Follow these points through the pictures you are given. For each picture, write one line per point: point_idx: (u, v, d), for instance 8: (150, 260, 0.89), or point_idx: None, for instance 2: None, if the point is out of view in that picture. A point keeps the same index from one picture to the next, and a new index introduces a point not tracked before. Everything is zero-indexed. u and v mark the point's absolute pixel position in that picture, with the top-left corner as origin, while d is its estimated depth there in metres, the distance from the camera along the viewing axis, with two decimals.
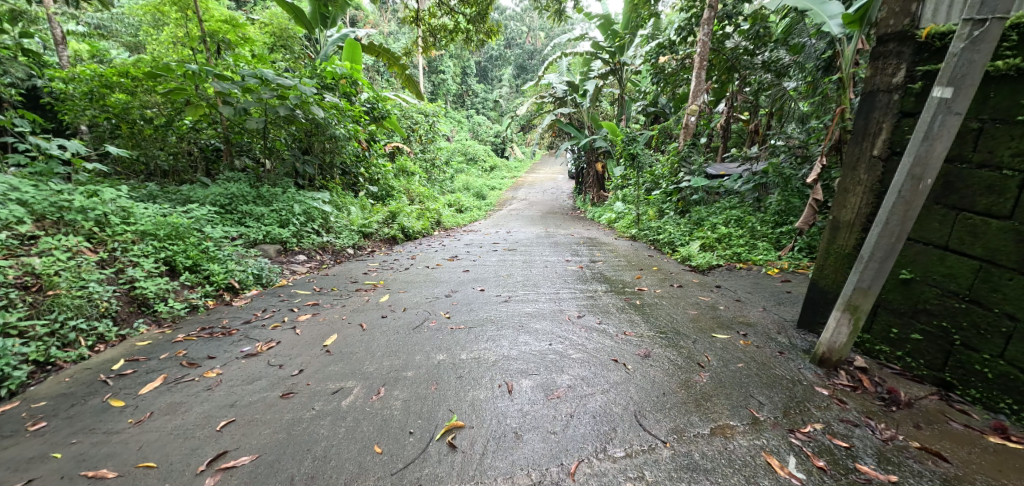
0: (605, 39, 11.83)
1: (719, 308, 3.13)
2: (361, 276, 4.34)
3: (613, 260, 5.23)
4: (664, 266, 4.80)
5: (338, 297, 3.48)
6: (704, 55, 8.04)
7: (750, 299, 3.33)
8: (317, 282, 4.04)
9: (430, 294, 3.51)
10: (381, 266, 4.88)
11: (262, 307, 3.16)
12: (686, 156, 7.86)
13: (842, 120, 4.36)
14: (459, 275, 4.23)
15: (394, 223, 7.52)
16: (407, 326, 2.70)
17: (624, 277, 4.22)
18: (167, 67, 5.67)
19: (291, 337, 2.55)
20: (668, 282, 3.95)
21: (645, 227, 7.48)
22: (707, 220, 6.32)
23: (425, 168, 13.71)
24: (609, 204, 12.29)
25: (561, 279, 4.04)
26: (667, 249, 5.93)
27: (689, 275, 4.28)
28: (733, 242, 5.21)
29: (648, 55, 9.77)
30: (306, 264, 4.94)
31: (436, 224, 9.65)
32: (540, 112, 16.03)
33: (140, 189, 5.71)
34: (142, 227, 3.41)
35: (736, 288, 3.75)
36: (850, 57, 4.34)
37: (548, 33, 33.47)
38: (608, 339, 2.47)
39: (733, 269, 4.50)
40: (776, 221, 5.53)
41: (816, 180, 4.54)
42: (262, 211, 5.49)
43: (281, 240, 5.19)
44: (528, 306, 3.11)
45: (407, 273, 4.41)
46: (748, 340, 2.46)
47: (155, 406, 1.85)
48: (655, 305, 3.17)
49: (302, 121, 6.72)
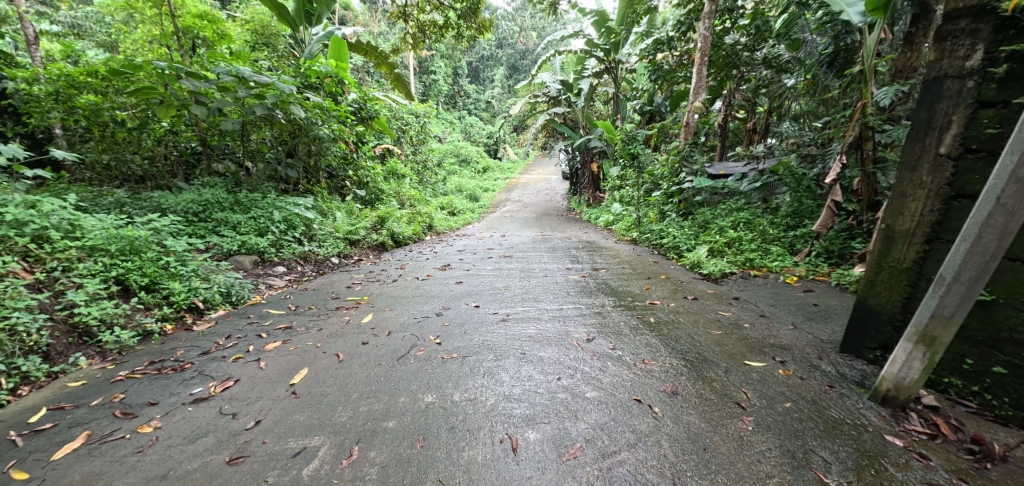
0: (599, 37, 11.60)
1: (745, 326, 2.79)
2: (345, 290, 3.95)
3: (617, 267, 4.88)
4: (672, 274, 4.46)
5: (315, 317, 3.09)
6: (705, 52, 7.72)
7: (776, 315, 2.99)
8: (295, 299, 3.65)
9: (420, 312, 3.14)
10: (367, 278, 4.47)
11: (227, 332, 2.78)
12: (687, 156, 7.52)
13: (863, 116, 4.07)
14: (451, 288, 3.85)
15: (382, 229, 7.13)
16: (391, 356, 2.33)
17: (632, 287, 3.86)
18: (133, 64, 5.25)
19: (254, 373, 2.17)
20: (682, 294, 3.59)
21: (646, 230, 7.15)
22: (713, 223, 5.98)
23: (416, 170, 13.31)
24: (606, 205, 11.97)
25: (563, 292, 3.68)
26: (673, 254, 5.59)
27: (703, 285, 3.92)
28: (744, 247, 4.87)
29: (645, 52, 9.43)
30: (285, 277, 4.55)
31: (428, 228, 9.26)
32: (533, 112, 15.68)
33: (108, 197, 5.29)
34: (91, 242, 3.03)
35: (756, 299, 3.41)
36: (871, 48, 4.07)
37: (540, 33, 33.12)
38: (627, 371, 2.12)
39: (747, 277, 4.16)
40: (789, 224, 5.21)
41: (834, 180, 4.29)
42: (239, 219, 5.10)
43: (258, 250, 4.79)
44: (530, 327, 2.76)
45: (395, 286, 4.02)
46: (789, 369, 2.12)
47: (67, 479, 1.50)
48: (672, 323, 2.82)
49: (283, 122, 6.30)
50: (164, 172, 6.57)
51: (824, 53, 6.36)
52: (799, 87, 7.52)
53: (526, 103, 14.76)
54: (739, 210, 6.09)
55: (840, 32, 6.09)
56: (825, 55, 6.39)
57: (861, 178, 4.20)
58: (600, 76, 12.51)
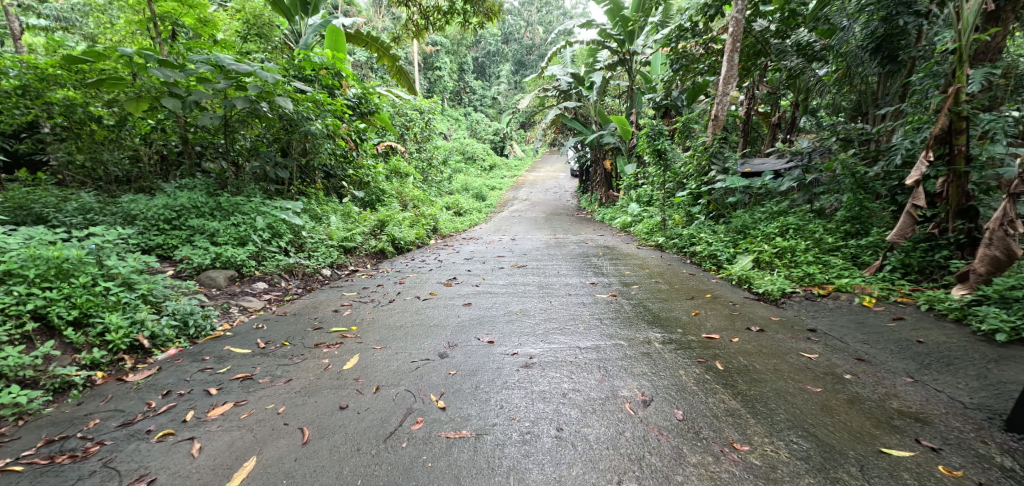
0: (613, 27, 10.87)
1: (848, 378, 2.12)
2: (330, 314, 3.28)
3: (650, 281, 4.18)
4: (717, 291, 3.77)
5: (286, 358, 2.45)
6: (736, 36, 6.91)
7: (879, 359, 2.33)
8: (269, 329, 3.00)
9: (419, 351, 2.48)
10: (359, 297, 3.81)
11: (168, 386, 2.17)
12: (715, 151, 6.77)
13: (955, 104, 3.38)
14: (457, 314, 3.17)
15: (382, 234, 6.46)
16: (377, 434, 1.71)
17: (675, 313, 3.17)
18: (96, 52, 4.64)
19: (181, 467, 1.58)
20: (743, 322, 2.91)
21: (672, 234, 6.47)
22: (755, 229, 5.25)
23: (420, 169, 12.66)
24: (620, 204, 11.27)
25: (594, 320, 3.00)
26: (710, 264, 4.89)
27: (763, 308, 3.23)
28: (799, 257, 4.16)
29: (667, 39, 8.67)
30: (267, 295, 3.94)
31: (432, 231, 8.61)
32: (542, 107, 14.95)
33: (74, 202, 4.71)
34: (5, 266, 2.45)
35: (840, 332, 2.73)
36: (971, 20, 3.35)
37: (547, 27, 32.26)
38: (712, 468, 1.49)
39: (813, 297, 3.45)
40: (848, 231, 4.51)
41: (917, 180, 3.56)
42: (217, 227, 4.51)
43: (236, 264, 4.16)
44: (562, 379, 2.10)
45: (389, 310, 3.35)
46: (952, 466, 1.51)
47: None
48: (749, 373, 2.16)
49: (269, 117, 5.67)
50: (147, 172, 5.99)
51: (875, 35, 5.61)
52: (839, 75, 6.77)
53: (534, 97, 14.01)
54: (781, 213, 5.35)
55: (891, 12, 5.33)
56: (876, 37, 5.63)
57: (946, 178, 3.53)
58: (613, 68, 11.81)
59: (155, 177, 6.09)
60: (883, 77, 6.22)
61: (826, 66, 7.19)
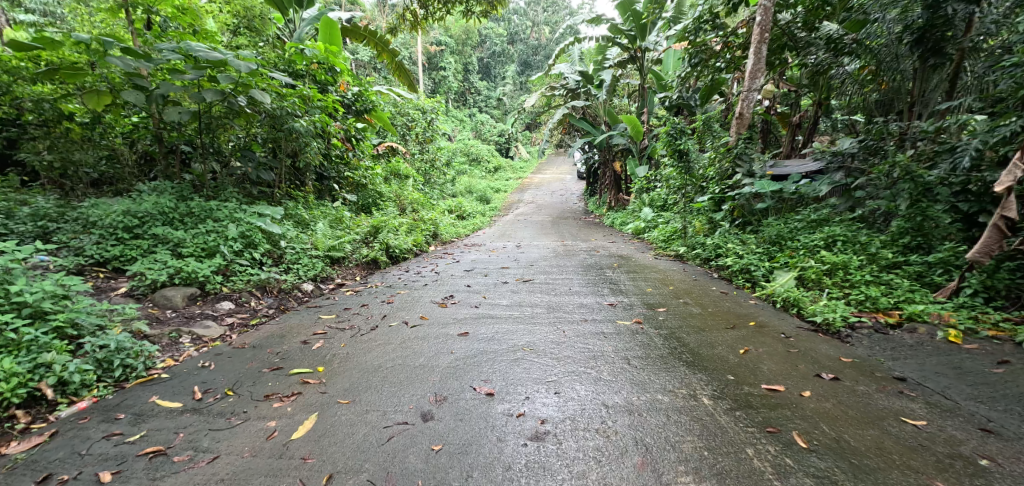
0: (624, 22, 10.33)
1: (985, 467, 1.53)
2: (296, 347, 2.71)
3: (678, 303, 3.56)
4: (761, 318, 3.16)
5: (222, 418, 1.91)
6: (764, 26, 6.20)
7: (1013, 431, 1.74)
8: (216, 369, 2.44)
9: (396, 409, 1.92)
10: (336, 321, 3.22)
11: (53, 467, 1.65)
12: (740, 152, 6.13)
13: None
14: (450, 349, 2.58)
15: (374, 242, 5.88)
16: None
17: (719, 349, 2.56)
18: (47, 38, 4.11)
19: None
20: (809, 367, 2.31)
21: (693, 242, 5.86)
22: (792, 239, 4.62)
23: (423, 171, 12.11)
24: (632, 208, 10.65)
25: (619, 360, 2.40)
26: (744, 280, 4.27)
27: (827, 346, 2.61)
28: (854, 276, 3.54)
29: (684, 32, 8.04)
30: (232, 316, 3.39)
31: (432, 237, 8.03)
32: (548, 107, 14.31)
33: (28, 206, 4.17)
34: None
35: (939, 384, 2.13)
36: None
37: (554, 27, 31.80)
38: None
39: (883, 329, 2.83)
40: (906, 244, 3.90)
41: (1008, 187, 2.94)
42: (182, 237, 3.98)
43: (198, 280, 3.61)
44: (586, 466, 1.55)
45: (368, 341, 2.77)
46: None
47: None
48: (842, 455, 1.58)
49: (248, 112, 5.09)
50: (126, 169, 5.36)
51: (913, 27, 5.01)
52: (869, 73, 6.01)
53: (540, 96, 13.38)
54: (822, 222, 4.71)
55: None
56: (915, 29, 5.02)
57: None
58: (624, 65, 11.22)
59: (133, 178, 5.43)
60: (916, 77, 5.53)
61: (855, 60, 6.19)
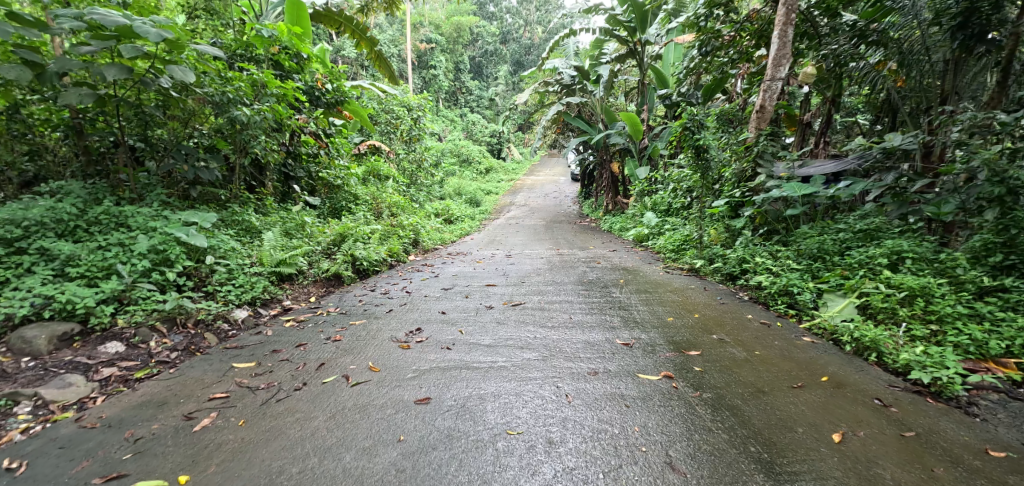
0: (623, 12, 9.50)
1: None
2: (169, 427, 1.83)
3: (713, 342, 2.71)
4: (832, 368, 2.34)
5: None
6: (790, 5, 5.30)
7: None
8: (24, 478, 1.57)
9: None
10: (251, 373, 2.34)
11: None
12: (762, 150, 5.31)
13: None
14: (396, 433, 1.73)
15: (337, 254, 4.96)
16: None
17: (800, 432, 1.73)
18: None
19: None
20: (954, 475, 1.53)
21: (711, 254, 5.03)
22: (839, 254, 3.80)
23: (409, 171, 11.22)
24: (633, 212, 9.84)
25: (656, 461, 1.57)
26: (784, 306, 3.43)
27: (951, 425, 1.82)
28: (940, 306, 2.73)
29: (692, 18, 7.23)
30: (115, 364, 2.50)
31: (412, 244, 7.14)
32: (541, 105, 13.44)
33: None
34: None
35: None
36: None
37: (548, 27, 31.19)
38: None
39: (1018, 392, 2.03)
40: (995, 264, 3.10)
41: None
42: (71, 252, 3.03)
43: (80, 314, 2.72)
44: None
45: (280, 414, 1.90)
46: None
47: None
48: None
49: (175, 97, 4.17)
50: (50, 164, 4.35)
51: (950, 12, 4.18)
52: (889, 69, 5.16)
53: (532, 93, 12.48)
54: (873, 233, 3.89)
55: None
56: (953, 14, 4.17)
57: None
58: (623, 59, 10.41)
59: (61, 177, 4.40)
60: (948, 70, 4.66)
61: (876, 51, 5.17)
